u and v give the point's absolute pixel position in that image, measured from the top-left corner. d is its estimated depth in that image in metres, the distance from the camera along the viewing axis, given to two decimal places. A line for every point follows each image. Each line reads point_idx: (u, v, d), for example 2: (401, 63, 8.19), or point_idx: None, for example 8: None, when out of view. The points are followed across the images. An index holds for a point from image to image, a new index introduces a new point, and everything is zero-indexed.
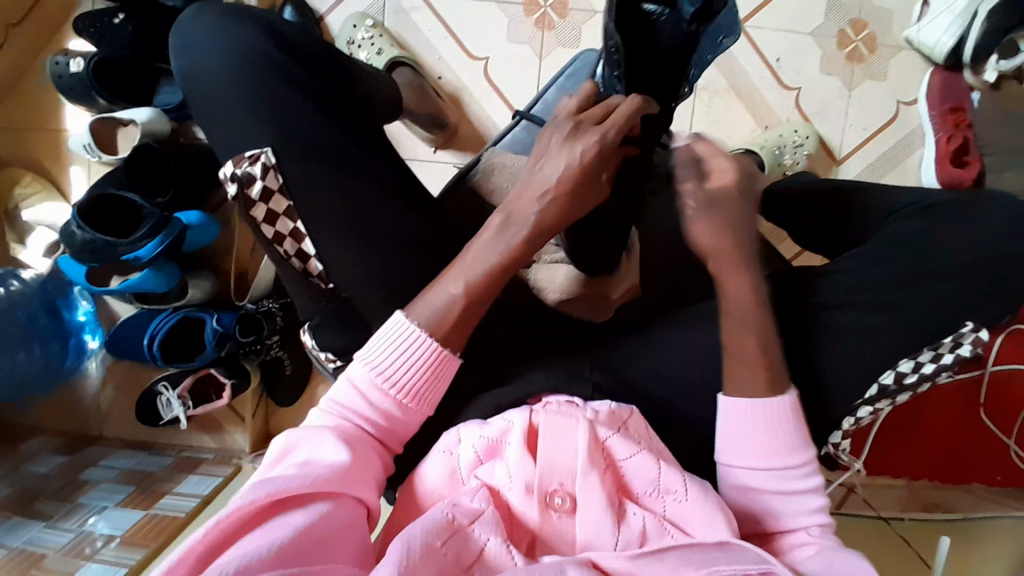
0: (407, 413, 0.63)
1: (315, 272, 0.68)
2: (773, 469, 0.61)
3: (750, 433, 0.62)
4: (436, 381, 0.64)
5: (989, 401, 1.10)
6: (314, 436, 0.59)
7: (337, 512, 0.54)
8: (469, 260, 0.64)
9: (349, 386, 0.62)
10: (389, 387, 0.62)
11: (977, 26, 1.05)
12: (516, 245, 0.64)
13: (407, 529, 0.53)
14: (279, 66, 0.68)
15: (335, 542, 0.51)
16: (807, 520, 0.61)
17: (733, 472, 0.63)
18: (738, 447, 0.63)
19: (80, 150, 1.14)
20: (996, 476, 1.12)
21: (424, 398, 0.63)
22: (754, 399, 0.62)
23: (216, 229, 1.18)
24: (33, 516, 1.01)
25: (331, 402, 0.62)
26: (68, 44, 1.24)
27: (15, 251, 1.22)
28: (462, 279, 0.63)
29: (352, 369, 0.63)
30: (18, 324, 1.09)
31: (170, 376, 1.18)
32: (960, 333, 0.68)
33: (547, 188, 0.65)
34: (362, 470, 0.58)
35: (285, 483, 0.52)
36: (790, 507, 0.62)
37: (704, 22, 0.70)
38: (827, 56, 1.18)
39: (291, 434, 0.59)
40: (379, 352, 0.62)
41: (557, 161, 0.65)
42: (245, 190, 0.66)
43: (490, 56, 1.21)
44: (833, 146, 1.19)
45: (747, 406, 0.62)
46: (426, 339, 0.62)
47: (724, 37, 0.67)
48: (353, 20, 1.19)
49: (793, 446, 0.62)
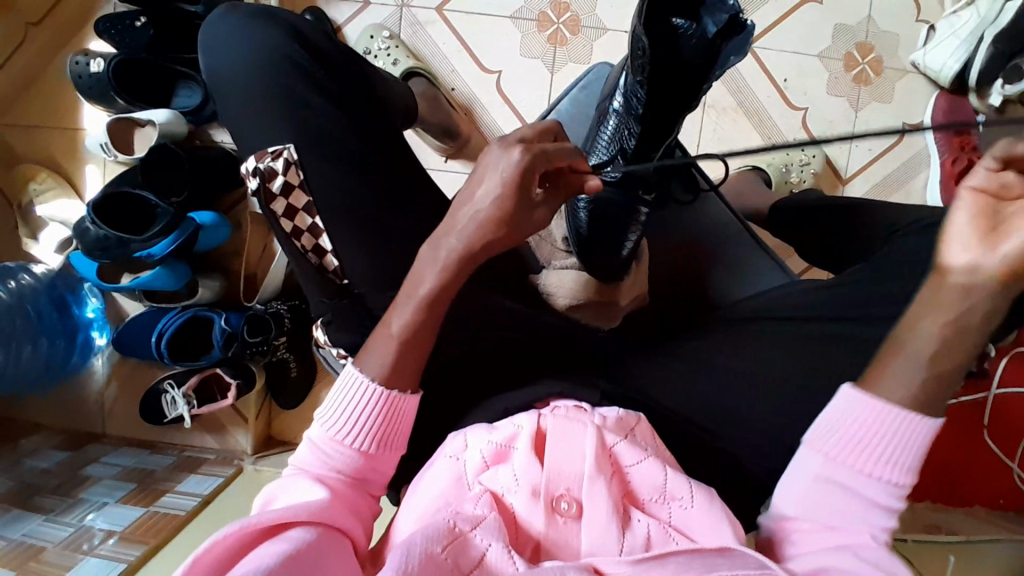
0: (372, 459, 0.63)
1: (331, 267, 0.69)
2: (863, 473, 0.55)
3: (865, 431, 0.55)
4: (394, 421, 0.63)
5: (992, 424, 1.12)
6: (287, 487, 0.60)
7: (319, 538, 0.54)
8: (407, 287, 0.64)
9: (309, 448, 0.63)
10: (346, 440, 0.62)
11: (982, 50, 1.08)
12: (445, 273, 0.62)
13: (407, 540, 0.53)
14: (302, 68, 0.70)
15: (322, 566, 0.51)
16: (870, 529, 0.56)
17: (809, 456, 0.57)
18: (842, 437, 0.56)
19: (95, 149, 1.16)
20: (999, 498, 1.11)
21: (385, 440, 0.63)
22: (896, 406, 0.55)
23: (227, 231, 1.19)
24: (33, 509, 1.01)
25: (296, 464, 0.62)
26: (88, 44, 1.26)
27: (26, 246, 1.23)
28: (400, 316, 0.63)
29: (312, 430, 0.63)
30: (27, 319, 1.09)
31: (176, 375, 1.19)
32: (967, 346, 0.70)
33: (475, 211, 0.62)
34: (339, 510, 0.58)
35: (261, 515, 0.53)
36: (853, 514, 0.56)
37: (726, 40, 0.69)
38: (834, 77, 1.20)
39: (267, 490, 0.60)
40: (333, 409, 0.63)
41: (486, 176, 0.61)
42: (266, 184, 0.68)
43: (503, 70, 1.23)
44: (839, 166, 1.21)
45: (875, 407, 0.55)
46: (373, 386, 0.62)
47: (733, 56, 0.70)
48: (370, 32, 1.21)
49: (900, 462, 0.55)
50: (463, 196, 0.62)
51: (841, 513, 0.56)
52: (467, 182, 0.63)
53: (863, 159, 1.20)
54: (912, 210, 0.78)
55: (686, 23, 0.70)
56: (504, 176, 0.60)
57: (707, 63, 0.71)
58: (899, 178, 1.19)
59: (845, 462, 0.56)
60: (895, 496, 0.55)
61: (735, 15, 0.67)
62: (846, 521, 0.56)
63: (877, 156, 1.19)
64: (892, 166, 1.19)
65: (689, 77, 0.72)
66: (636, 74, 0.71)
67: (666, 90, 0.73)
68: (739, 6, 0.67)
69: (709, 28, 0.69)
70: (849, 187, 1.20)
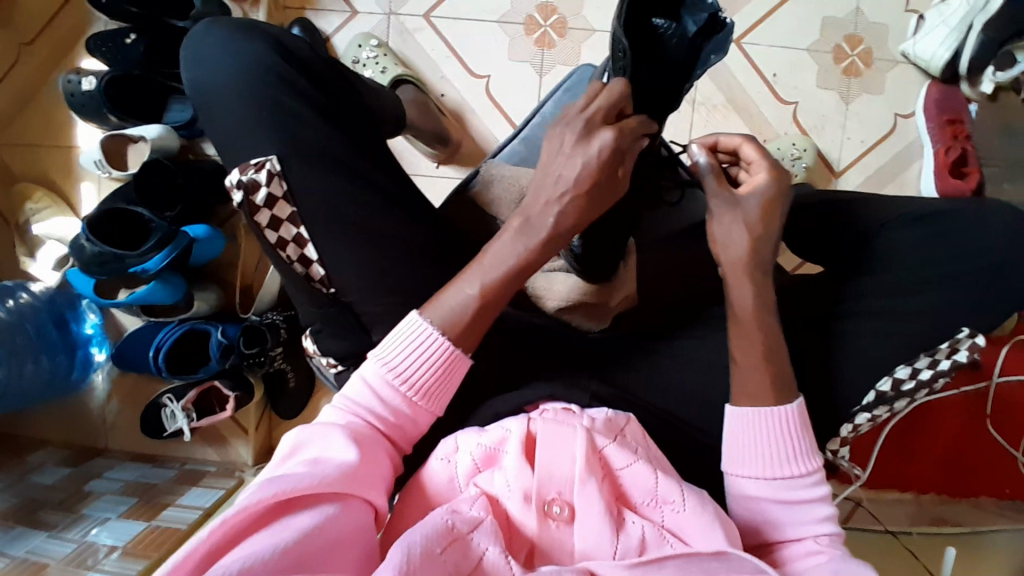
0: (417, 411, 0.64)
1: (317, 276, 0.69)
2: (782, 479, 0.63)
3: (758, 442, 0.63)
4: (447, 380, 0.64)
5: (994, 413, 1.09)
6: (324, 434, 0.60)
7: (343, 512, 0.54)
8: (486, 261, 0.65)
9: (363, 384, 0.63)
10: (400, 385, 0.63)
11: (972, 38, 1.07)
12: (531, 251, 0.65)
13: (409, 534, 0.52)
14: (286, 81, 0.70)
15: (341, 542, 0.52)
16: (816, 529, 0.62)
17: (740, 482, 0.64)
18: (735, 454, 0.64)
19: (89, 166, 1.17)
20: (1004, 488, 1.10)
21: (434, 396, 0.64)
22: (762, 409, 0.63)
23: (221, 243, 1.19)
24: (36, 526, 1.01)
25: (346, 399, 0.63)
26: (80, 62, 1.27)
27: (24, 264, 1.24)
28: (439, 310, 0.64)
29: (365, 368, 0.63)
30: (27, 336, 1.10)
31: (175, 389, 1.20)
32: (956, 338, 0.70)
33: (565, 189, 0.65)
34: (371, 471, 0.58)
35: (292, 482, 0.52)
36: (794, 517, 0.63)
37: (704, 40, 0.70)
38: (824, 71, 1.19)
39: (302, 431, 0.60)
40: (393, 350, 0.63)
41: (573, 158, 0.65)
42: (249, 197, 0.67)
43: (492, 74, 1.23)
44: (832, 159, 1.20)
45: (754, 416, 0.63)
46: (440, 339, 0.63)
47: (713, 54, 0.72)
48: (358, 40, 1.21)
49: (801, 454, 0.63)
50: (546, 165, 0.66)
51: (786, 519, 0.63)
52: (551, 161, 0.66)
53: (856, 152, 1.19)
54: (901, 202, 0.78)
55: (664, 23, 0.70)
56: (595, 155, 0.64)
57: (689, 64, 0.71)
58: (893, 169, 1.19)
59: (753, 474, 0.63)
60: (811, 487, 0.63)
61: (714, 14, 0.69)
62: (798, 528, 0.62)
63: (870, 147, 1.19)
64: (886, 156, 1.19)
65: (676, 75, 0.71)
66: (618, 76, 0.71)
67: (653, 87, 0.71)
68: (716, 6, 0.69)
69: (689, 28, 0.69)
70: (842, 180, 1.20)
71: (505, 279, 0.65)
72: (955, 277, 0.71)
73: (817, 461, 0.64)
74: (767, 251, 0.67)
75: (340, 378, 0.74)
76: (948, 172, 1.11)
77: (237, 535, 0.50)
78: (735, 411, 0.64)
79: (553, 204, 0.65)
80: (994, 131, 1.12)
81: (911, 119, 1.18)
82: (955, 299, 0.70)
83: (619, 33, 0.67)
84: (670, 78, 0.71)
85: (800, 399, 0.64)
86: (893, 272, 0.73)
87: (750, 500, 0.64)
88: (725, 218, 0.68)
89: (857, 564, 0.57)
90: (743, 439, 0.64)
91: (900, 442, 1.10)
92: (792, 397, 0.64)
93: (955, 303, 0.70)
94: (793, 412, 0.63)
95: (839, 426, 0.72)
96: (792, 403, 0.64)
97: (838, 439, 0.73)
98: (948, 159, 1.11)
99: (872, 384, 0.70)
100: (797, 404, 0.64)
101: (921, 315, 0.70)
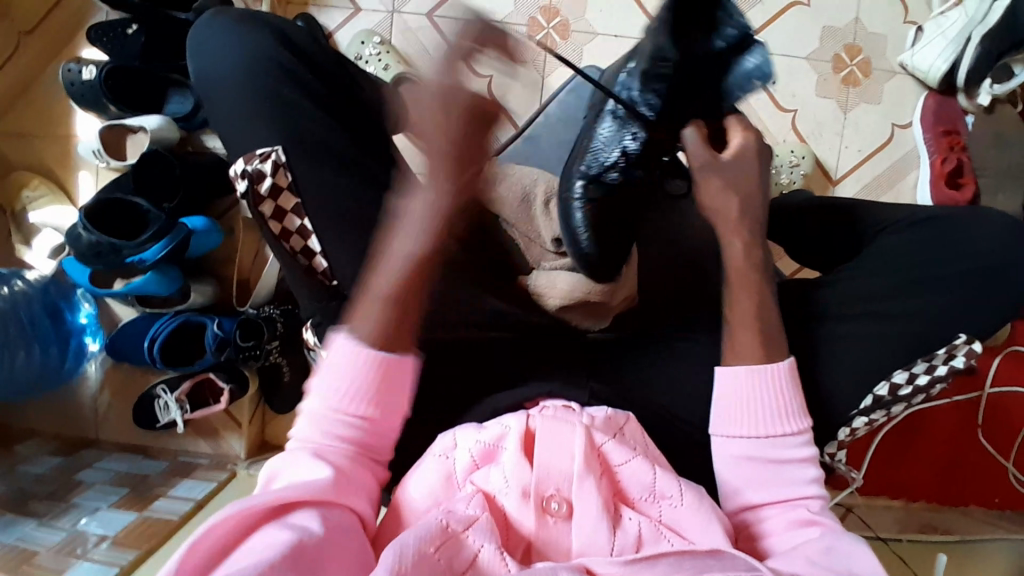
0: (371, 420, 0.63)
1: (320, 268, 0.70)
2: (771, 437, 0.64)
3: (750, 398, 0.65)
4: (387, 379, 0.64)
5: (986, 422, 1.11)
6: (292, 461, 0.61)
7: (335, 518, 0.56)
8: (388, 259, 0.65)
9: (309, 409, 0.63)
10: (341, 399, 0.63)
11: (970, 50, 1.09)
12: None
13: (400, 537, 0.53)
14: (291, 71, 0.70)
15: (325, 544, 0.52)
16: (801, 487, 0.63)
17: (731, 439, 0.65)
18: (725, 410, 0.66)
19: (88, 155, 1.17)
20: (994, 497, 1.12)
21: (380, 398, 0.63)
22: (752, 366, 0.66)
23: (219, 236, 1.19)
24: (27, 514, 1.01)
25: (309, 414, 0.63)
26: (81, 51, 1.27)
27: (20, 252, 1.24)
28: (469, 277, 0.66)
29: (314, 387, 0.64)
30: (20, 326, 1.10)
31: (169, 380, 1.19)
32: (953, 344, 0.71)
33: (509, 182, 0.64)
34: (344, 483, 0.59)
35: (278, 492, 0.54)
36: (783, 478, 0.64)
37: (738, 56, 0.69)
38: (823, 79, 1.20)
39: (273, 463, 0.61)
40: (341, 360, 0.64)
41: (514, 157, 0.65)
42: (255, 186, 0.68)
43: (493, 75, 1.24)
44: (829, 167, 1.21)
45: (745, 373, 0.66)
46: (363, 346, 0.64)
47: (757, 79, 0.70)
48: (361, 37, 1.22)
49: (791, 412, 0.65)
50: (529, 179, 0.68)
51: (773, 480, 0.64)
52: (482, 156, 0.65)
53: (853, 160, 1.20)
54: (897, 210, 0.79)
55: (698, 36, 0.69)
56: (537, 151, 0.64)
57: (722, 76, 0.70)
58: (890, 177, 1.20)
59: (743, 432, 0.65)
60: (800, 447, 0.64)
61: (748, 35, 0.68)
62: (784, 490, 0.63)
63: (867, 156, 1.20)
64: (884, 165, 1.20)
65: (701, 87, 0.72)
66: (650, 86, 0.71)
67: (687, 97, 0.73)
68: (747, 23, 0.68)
69: (722, 40, 0.68)
70: (839, 188, 1.21)
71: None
72: (951, 284, 0.72)
73: (806, 422, 0.65)
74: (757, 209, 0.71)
75: None
76: (943, 181, 1.13)
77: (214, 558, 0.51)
78: (728, 368, 0.66)
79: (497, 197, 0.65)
80: (987, 142, 1.13)
81: (908, 129, 1.19)
82: (951, 306, 0.71)
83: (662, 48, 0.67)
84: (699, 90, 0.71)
85: (790, 359, 0.67)
86: (889, 278, 0.73)
87: (740, 458, 0.65)
88: (714, 183, 0.70)
89: (847, 539, 0.58)
90: (735, 396, 0.66)
91: (893, 446, 1.12)
92: (782, 356, 0.67)
93: (950, 309, 0.71)
94: (784, 368, 0.66)
95: (835, 429, 0.72)
96: (781, 362, 0.66)
97: (834, 443, 0.74)
98: (944, 169, 1.13)
99: (867, 388, 0.71)
100: (786, 362, 0.66)
101: (918, 322, 0.71)
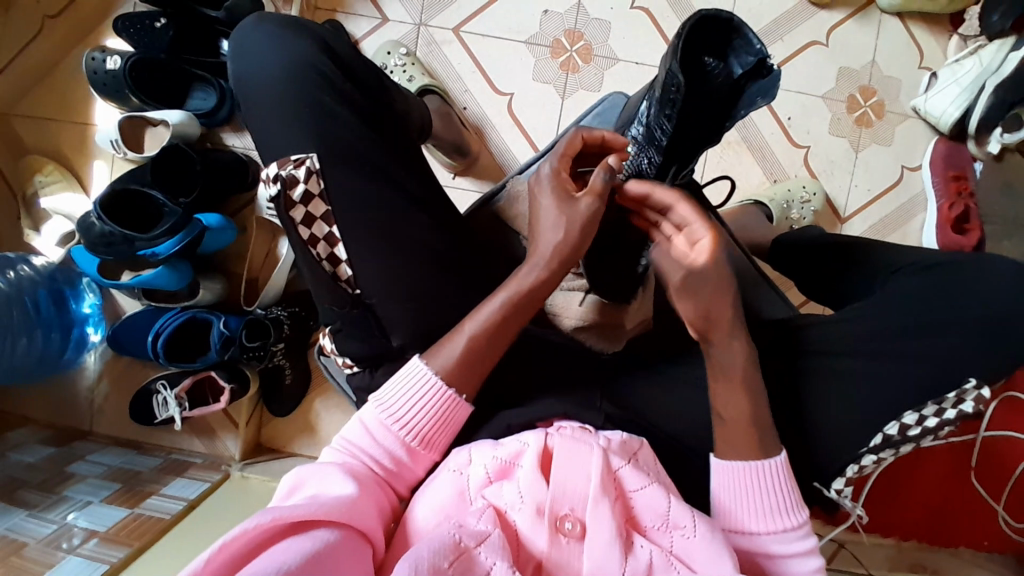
0: (414, 457, 0.65)
1: (344, 276, 0.69)
2: (770, 533, 0.64)
3: (744, 496, 0.65)
4: (446, 422, 0.65)
5: (982, 463, 1.13)
6: (321, 472, 0.60)
7: (340, 542, 0.53)
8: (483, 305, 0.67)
9: (360, 426, 0.65)
10: (398, 429, 0.64)
11: (983, 99, 1.12)
12: (527, 283, 0.67)
13: (413, 551, 0.52)
14: (327, 80, 0.71)
15: (339, 570, 0.50)
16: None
17: (734, 537, 0.65)
18: (722, 507, 0.66)
19: (104, 145, 1.16)
20: (983, 540, 1.12)
21: (432, 440, 0.65)
22: (748, 464, 0.65)
23: (232, 234, 1.19)
24: (16, 505, 0.99)
25: (343, 443, 0.65)
26: (105, 41, 1.27)
27: (27, 237, 1.23)
28: (474, 320, 0.66)
29: (364, 410, 0.66)
30: (23, 311, 1.08)
31: (170, 376, 1.18)
32: (962, 389, 0.71)
33: (555, 238, 0.68)
34: (367, 506, 0.58)
35: (289, 508, 0.52)
36: (786, 568, 0.64)
37: (752, 80, 0.74)
38: (837, 118, 1.23)
39: (302, 469, 0.60)
40: (391, 394, 0.65)
41: (544, 199, 0.69)
42: (287, 191, 0.67)
43: (515, 92, 1.25)
44: (838, 205, 1.23)
45: (742, 470, 0.65)
46: (435, 382, 0.65)
47: (762, 100, 0.76)
48: (387, 47, 1.22)
49: (786, 507, 0.65)
50: (533, 218, 0.70)
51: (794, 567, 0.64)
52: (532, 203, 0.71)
53: (862, 200, 1.22)
54: (912, 252, 0.80)
55: (715, 62, 0.75)
56: (550, 198, 0.69)
57: (732, 102, 0.77)
58: (898, 219, 1.22)
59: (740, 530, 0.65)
60: (802, 538, 0.65)
61: (762, 60, 0.72)
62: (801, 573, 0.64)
63: (876, 196, 1.22)
64: (890, 207, 1.22)
65: (716, 109, 0.77)
66: (666, 109, 0.75)
67: (699, 114, 0.77)
68: (766, 50, 0.72)
69: (735, 70, 0.74)
70: (848, 226, 1.22)
71: (528, 294, 0.67)
72: (968, 328, 0.73)
73: (804, 512, 0.66)
74: (706, 294, 0.64)
75: (352, 380, 0.73)
76: (950, 227, 1.15)
77: (235, 564, 0.49)
78: (720, 464, 0.66)
79: (549, 233, 0.68)
80: (995, 187, 1.17)
81: (918, 172, 1.21)
82: (965, 350, 0.72)
83: (674, 70, 0.71)
84: (714, 108, 0.76)
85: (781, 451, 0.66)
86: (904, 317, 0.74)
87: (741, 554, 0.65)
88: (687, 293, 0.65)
89: None
90: (730, 493, 0.66)
91: (890, 487, 1.12)
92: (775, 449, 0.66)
93: (965, 354, 0.72)
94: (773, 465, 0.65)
95: (843, 466, 0.73)
96: (775, 457, 0.66)
97: (841, 479, 0.74)
98: (951, 214, 1.15)
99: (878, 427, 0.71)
100: (780, 458, 0.66)
101: (930, 363, 0.72)
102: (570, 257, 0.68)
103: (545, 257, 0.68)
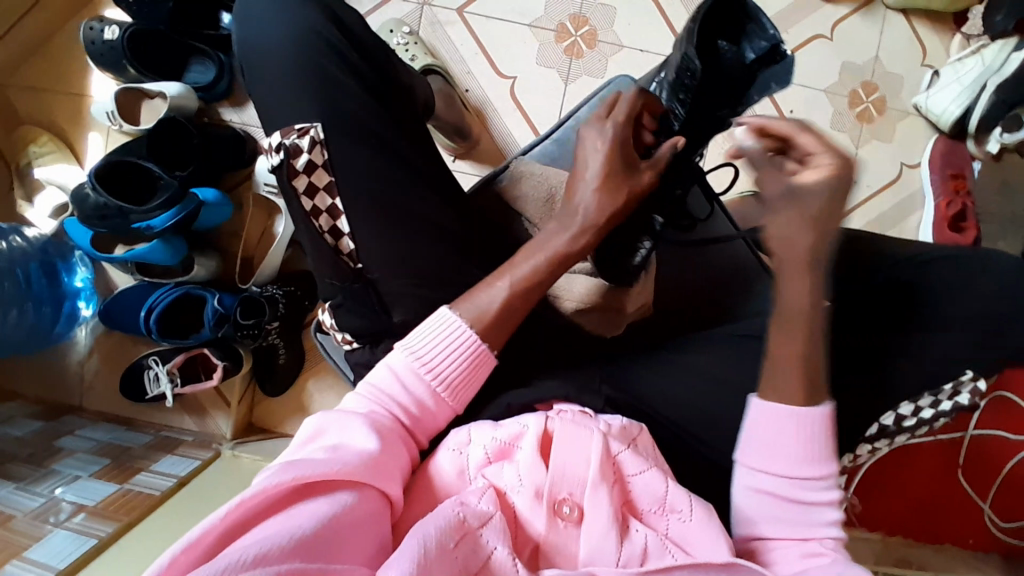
0: (438, 405, 0.64)
1: (346, 250, 0.69)
2: (792, 477, 0.62)
3: (776, 438, 0.62)
4: (472, 371, 0.65)
5: (967, 462, 1.14)
6: (345, 422, 0.59)
7: (359, 504, 0.52)
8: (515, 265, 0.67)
9: (387, 371, 0.63)
10: (428, 378, 0.63)
11: (984, 98, 1.11)
12: (561, 246, 0.68)
13: (421, 526, 0.51)
14: (335, 49, 0.69)
15: (355, 534, 0.50)
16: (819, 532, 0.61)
17: (751, 475, 0.63)
18: (752, 444, 0.64)
19: (101, 116, 1.15)
20: (969, 538, 1.12)
21: (458, 388, 0.64)
22: (792, 408, 0.62)
23: (229, 210, 1.18)
24: (4, 478, 0.98)
25: (369, 387, 0.63)
26: (104, 11, 1.25)
27: (20, 209, 1.21)
28: (510, 278, 0.67)
29: (392, 356, 0.64)
30: (14, 281, 1.06)
31: (162, 352, 1.18)
32: (960, 380, 0.73)
33: (590, 200, 0.69)
34: (389, 461, 0.57)
35: (310, 466, 0.51)
36: (798, 517, 0.62)
37: (764, 65, 0.77)
38: (839, 113, 1.23)
39: (325, 417, 0.59)
40: (421, 342, 0.64)
41: (589, 159, 0.70)
42: (290, 161, 0.67)
43: (518, 76, 1.24)
44: (837, 200, 1.23)
45: (779, 411, 0.62)
46: (467, 333, 0.65)
47: (774, 83, 0.81)
48: (390, 26, 1.21)
49: (818, 456, 0.62)
50: (574, 176, 0.71)
51: (785, 519, 0.62)
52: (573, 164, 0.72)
53: (861, 195, 1.23)
54: (915, 245, 0.80)
55: (727, 46, 0.77)
56: (599, 161, 0.70)
57: (744, 84, 0.80)
58: (895, 216, 1.22)
59: (768, 470, 0.63)
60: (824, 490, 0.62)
61: (776, 45, 0.75)
62: (789, 527, 0.62)
63: (874, 192, 1.22)
64: (889, 204, 1.22)
65: (729, 93, 0.79)
66: (680, 92, 0.77)
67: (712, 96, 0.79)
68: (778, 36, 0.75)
69: (748, 54, 0.77)
70: (846, 221, 1.22)
71: (566, 258, 0.68)
72: (969, 321, 0.73)
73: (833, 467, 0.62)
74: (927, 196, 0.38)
75: (352, 356, 0.73)
76: (947, 225, 1.15)
77: (254, 520, 0.48)
78: (762, 402, 0.63)
79: (586, 192, 0.69)
80: (993, 187, 1.17)
81: (917, 169, 1.22)
82: (964, 343, 0.73)
83: (690, 53, 0.73)
84: (727, 90, 0.79)
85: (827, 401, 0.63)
86: (905, 307, 0.75)
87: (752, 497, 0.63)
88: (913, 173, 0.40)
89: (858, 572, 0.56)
90: (764, 430, 0.63)
91: (877, 482, 1.15)
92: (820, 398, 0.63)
93: (964, 346, 0.73)
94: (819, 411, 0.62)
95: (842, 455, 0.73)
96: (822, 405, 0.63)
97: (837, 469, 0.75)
98: (948, 212, 1.15)
99: (874, 417, 0.72)
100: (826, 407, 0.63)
101: (930, 354, 0.73)
102: (607, 220, 0.69)
103: (582, 218, 0.69)
